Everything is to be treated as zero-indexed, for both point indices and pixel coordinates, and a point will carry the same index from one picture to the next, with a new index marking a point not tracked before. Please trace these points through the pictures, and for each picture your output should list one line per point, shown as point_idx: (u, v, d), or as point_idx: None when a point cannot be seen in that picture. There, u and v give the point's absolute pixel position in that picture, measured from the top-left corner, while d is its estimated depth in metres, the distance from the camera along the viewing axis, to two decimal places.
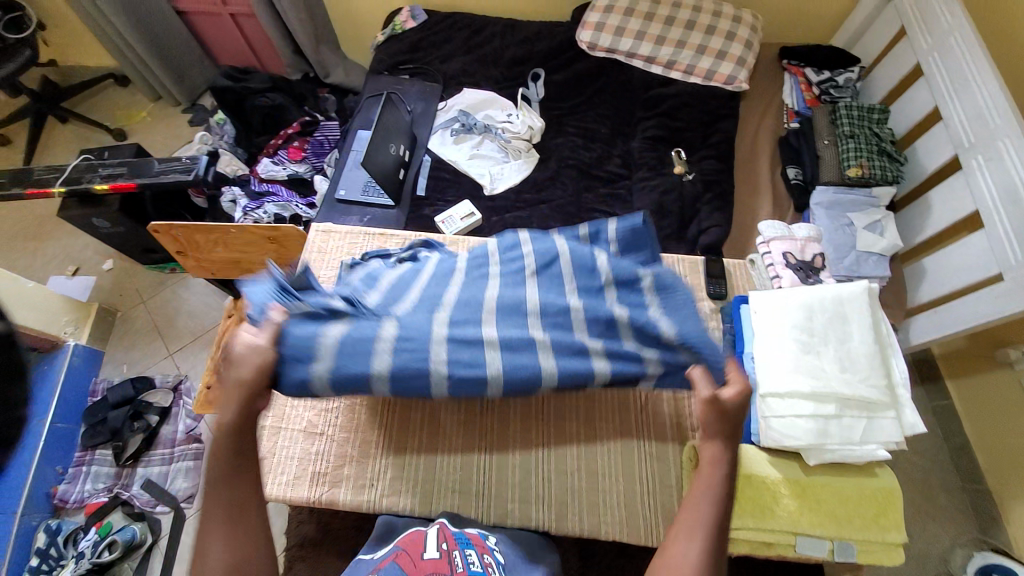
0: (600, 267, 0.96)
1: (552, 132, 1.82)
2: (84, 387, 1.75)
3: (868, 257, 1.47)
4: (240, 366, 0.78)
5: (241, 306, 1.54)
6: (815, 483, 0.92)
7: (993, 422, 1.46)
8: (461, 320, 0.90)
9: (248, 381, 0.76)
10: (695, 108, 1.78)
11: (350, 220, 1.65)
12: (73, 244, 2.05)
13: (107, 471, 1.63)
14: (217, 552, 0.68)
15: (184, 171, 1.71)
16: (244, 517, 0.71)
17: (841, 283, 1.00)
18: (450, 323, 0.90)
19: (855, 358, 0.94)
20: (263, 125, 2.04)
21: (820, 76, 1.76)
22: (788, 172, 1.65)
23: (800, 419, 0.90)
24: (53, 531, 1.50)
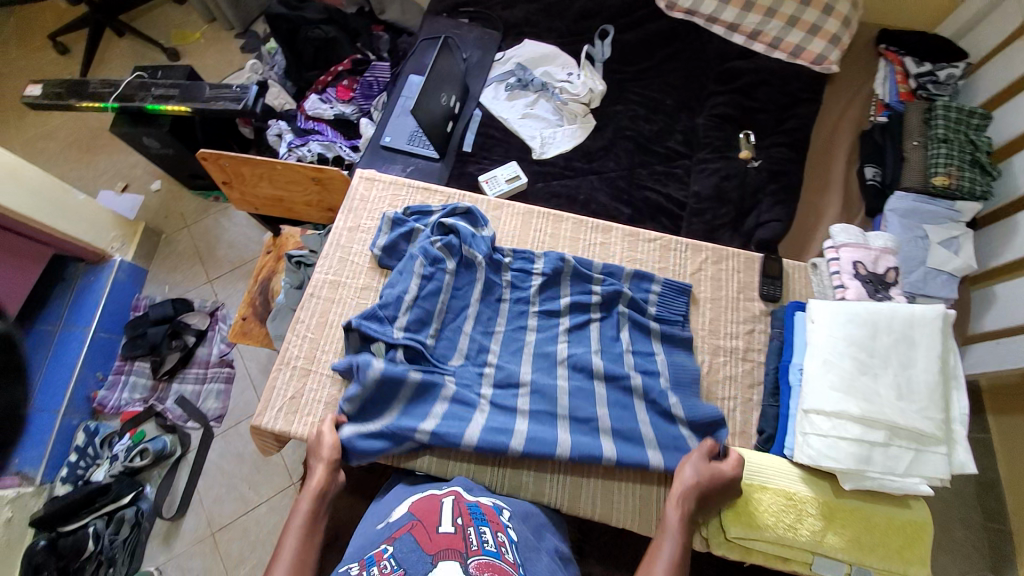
0: (623, 335, 1.07)
1: (612, 97, 1.71)
2: (127, 301, 1.82)
3: (937, 274, 1.35)
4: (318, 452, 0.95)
5: (283, 244, 1.53)
6: (844, 506, 0.88)
7: None
8: (507, 381, 1.02)
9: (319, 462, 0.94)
10: (775, 88, 1.63)
11: (393, 169, 1.60)
12: (125, 161, 2.09)
13: (144, 384, 1.72)
14: None
15: (234, 100, 1.68)
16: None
17: (912, 303, 0.92)
18: (493, 394, 1.01)
19: (914, 387, 0.87)
20: (314, 60, 1.97)
21: (920, 67, 1.56)
22: (863, 170, 1.50)
23: (844, 442, 0.85)
24: (91, 433, 1.62)
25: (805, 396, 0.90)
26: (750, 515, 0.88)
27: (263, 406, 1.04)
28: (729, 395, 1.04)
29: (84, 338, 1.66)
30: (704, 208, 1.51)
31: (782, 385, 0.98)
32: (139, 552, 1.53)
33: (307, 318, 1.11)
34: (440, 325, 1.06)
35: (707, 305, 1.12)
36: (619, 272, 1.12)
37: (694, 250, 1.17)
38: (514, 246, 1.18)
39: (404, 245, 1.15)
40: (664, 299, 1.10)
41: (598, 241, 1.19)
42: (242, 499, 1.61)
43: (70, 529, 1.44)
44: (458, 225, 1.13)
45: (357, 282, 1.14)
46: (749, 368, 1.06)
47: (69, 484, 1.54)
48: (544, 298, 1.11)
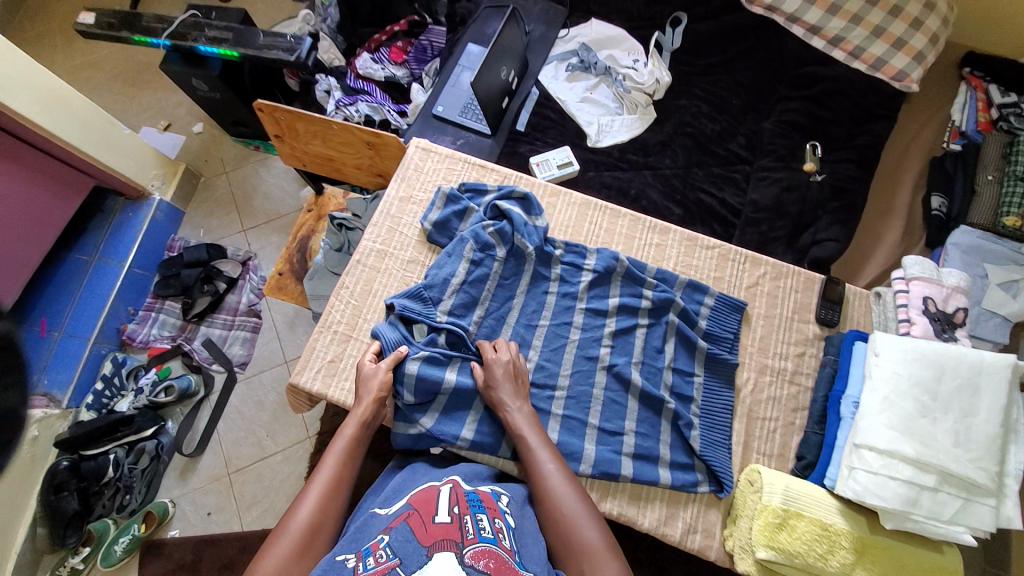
0: (667, 348, 1.04)
1: (676, 90, 1.64)
2: (163, 241, 1.82)
3: (990, 316, 1.27)
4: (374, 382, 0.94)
5: (324, 204, 1.53)
6: (877, 543, 0.87)
7: None
8: (545, 376, 1.01)
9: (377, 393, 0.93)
10: (850, 100, 1.54)
11: (443, 140, 1.56)
12: (169, 99, 2.06)
13: (173, 322, 1.74)
14: (307, 515, 0.80)
15: (287, 50, 1.64)
16: (337, 489, 0.85)
17: (985, 349, 0.89)
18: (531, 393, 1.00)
19: (973, 436, 0.85)
20: (370, 16, 1.95)
21: (1005, 97, 1.46)
22: (930, 199, 1.41)
23: (895, 484, 0.83)
24: (119, 364, 1.64)
25: (857, 429, 0.88)
26: (784, 541, 0.86)
27: (302, 365, 1.04)
28: (771, 416, 1.02)
29: (118, 272, 1.67)
30: (760, 218, 1.46)
31: (831, 415, 0.96)
32: (156, 483, 1.57)
33: (352, 284, 1.10)
34: (482, 316, 1.04)
35: (760, 321, 1.09)
36: (672, 279, 1.09)
37: (753, 263, 1.13)
38: (567, 238, 1.15)
39: (456, 222, 1.13)
40: (716, 312, 1.07)
41: (654, 242, 1.16)
42: (259, 445, 1.63)
43: (92, 454, 1.49)
44: (511, 211, 1.10)
45: (405, 254, 1.13)
46: (794, 392, 1.04)
47: (93, 411, 1.56)
48: (592, 296, 1.08)
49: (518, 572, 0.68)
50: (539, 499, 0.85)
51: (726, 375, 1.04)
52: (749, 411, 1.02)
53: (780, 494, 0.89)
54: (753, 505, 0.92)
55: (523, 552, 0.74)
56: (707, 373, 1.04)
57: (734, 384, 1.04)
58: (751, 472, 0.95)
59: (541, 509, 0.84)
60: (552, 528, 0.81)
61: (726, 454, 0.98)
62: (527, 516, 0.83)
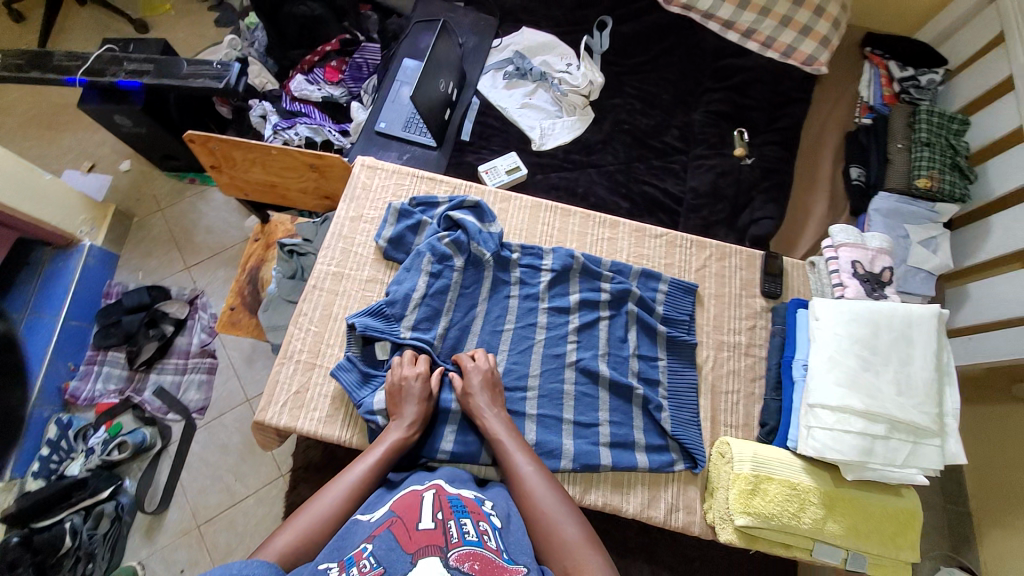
0: (630, 336, 1.08)
1: (611, 90, 1.71)
2: (98, 288, 1.71)
3: (916, 272, 1.40)
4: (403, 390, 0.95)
5: (272, 232, 1.47)
6: (843, 496, 0.93)
7: None
8: (516, 377, 1.03)
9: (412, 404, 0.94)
10: (768, 86, 1.66)
11: (389, 155, 1.55)
12: (89, 138, 1.94)
13: (119, 373, 1.63)
14: (327, 515, 0.80)
15: (215, 78, 1.59)
16: (357, 497, 0.84)
17: (911, 302, 0.98)
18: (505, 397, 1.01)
19: (911, 382, 0.93)
20: (299, 37, 1.87)
21: (904, 72, 1.60)
22: (849, 170, 1.54)
23: (848, 435, 0.89)
24: (64, 425, 1.52)
25: (809, 390, 0.94)
26: (759, 505, 0.91)
27: (266, 401, 1.00)
28: (733, 388, 1.08)
29: (53, 326, 1.55)
30: (701, 203, 1.55)
31: (785, 380, 1.03)
32: (120, 545, 1.46)
33: (311, 310, 1.08)
34: (447, 327, 1.05)
35: (712, 301, 1.15)
36: (627, 270, 1.13)
37: (699, 247, 1.19)
38: (522, 241, 1.17)
39: (411, 237, 1.12)
40: (671, 296, 1.12)
41: (606, 236, 1.20)
42: (229, 491, 1.55)
43: (44, 526, 1.37)
44: (465, 220, 1.10)
45: (362, 274, 1.11)
46: (751, 363, 1.10)
47: (41, 479, 1.44)
48: (553, 295, 1.10)
49: (505, 570, 0.69)
50: (520, 501, 0.86)
51: (688, 355, 1.09)
52: (712, 386, 1.08)
53: (750, 462, 0.94)
54: (727, 475, 0.97)
55: (511, 548, 0.75)
56: (670, 356, 1.09)
57: (695, 363, 1.09)
58: (722, 445, 1.00)
59: (522, 511, 0.84)
60: (534, 527, 0.82)
61: (696, 430, 1.03)
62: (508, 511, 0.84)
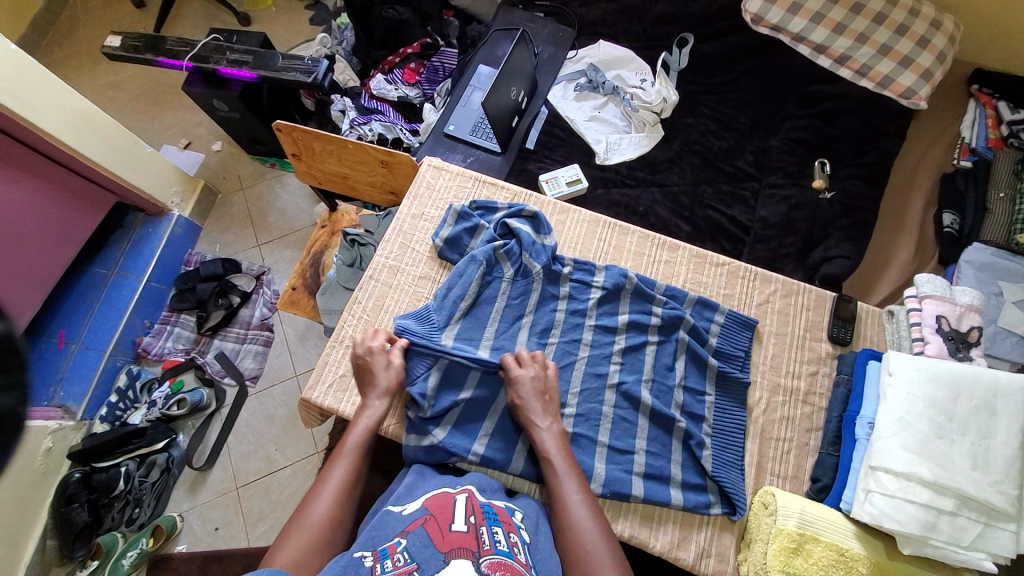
0: (678, 366, 1.04)
1: (684, 109, 1.66)
2: (180, 256, 1.87)
3: (1006, 335, 1.25)
4: (369, 368, 0.97)
5: (337, 220, 1.55)
6: (897, 570, 0.85)
7: None
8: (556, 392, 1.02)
9: (379, 382, 0.96)
10: (858, 117, 1.56)
11: (454, 157, 1.60)
12: (189, 118, 2.13)
13: (187, 336, 1.77)
14: (326, 511, 0.83)
15: (304, 73, 1.69)
16: (352, 487, 0.88)
17: (1000, 369, 0.88)
18: None
19: (991, 458, 0.84)
20: (384, 39, 1.96)
21: (1014, 115, 1.45)
22: (941, 216, 1.41)
23: (911, 505, 0.82)
24: (133, 376, 1.67)
25: (872, 450, 0.87)
26: (800, 566, 0.85)
27: (314, 380, 1.05)
28: (784, 436, 1.01)
29: (136, 286, 1.71)
30: (769, 234, 1.47)
31: (845, 436, 0.96)
32: (166, 496, 1.58)
33: (364, 300, 1.12)
34: (494, 331, 1.06)
35: (771, 339, 1.09)
36: (682, 296, 1.10)
37: (763, 281, 1.13)
38: (576, 255, 1.16)
39: (467, 239, 1.14)
40: (726, 329, 1.07)
41: (663, 259, 1.17)
42: (268, 458, 1.64)
43: (103, 467, 1.51)
44: (521, 229, 1.11)
45: (417, 270, 1.14)
46: (807, 412, 1.03)
47: (107, 424, 1.58)
48: (601, 313, 1.09)
49: None
50: (559, 523, 0.84)
51: (738, 394, 1.04)
52: (761, 431, 1.02)
53: (797, 518, 0.88)
54: (767, 527, 0.91)
55: (538, 567, 0.74)
56: (718, 393, 1.04)
57: (745, 404, 1.03)
58: (765, 494, 0.94)
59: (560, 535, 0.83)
60: (570, 554, 0.80)
61: (738, 475, 0.97)
62: (540, 529, 0.83)
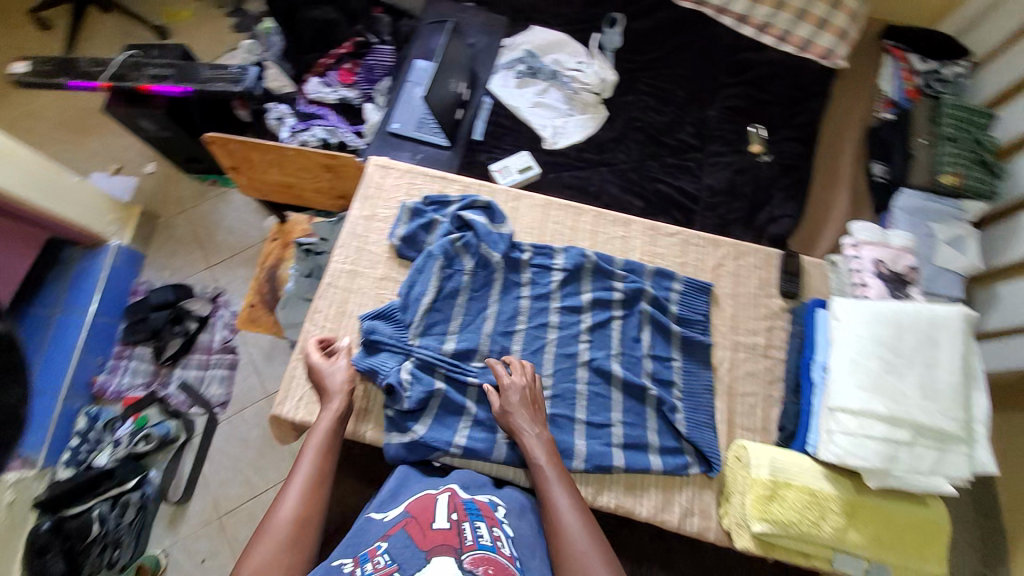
0: (644, 336, 1.06)
1: (623, 87, 1.69)
2: (126, 286, 1.77)
3: (944, 272, 1.35)
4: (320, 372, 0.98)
5: (289, 231, 1.48)
6: (866, 504, 0.90)
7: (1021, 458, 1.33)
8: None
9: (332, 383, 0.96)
10: (785, 81, 1.63)
11: (402, 155, 1.56)
12: (117, 142, 2.01)
13: (146, 368, 1.67)
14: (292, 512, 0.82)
15: (232, 82, 1.63)
16: (318, 486, 0.86)
17: (936, 303, 0.94)
18: None
19: (936, 385, 0.89)
20: (314, 41, 1.90)
21: (925, 66, 1.58)
22: (871, 167, 1.51)
23: (870, 439, 0.86)
24: (93, 417, 1.57)
25: (830, 393, 0.91)
26: (777, 512, 0.88)
27: (282, 396, 1.02)
28: (749, 390, 1.05)
29: (83, 322, 1.60)
30: (717, 201, 1.52)
31: (804, 382, 1.00)
32: (145, 533, 1.51)
33: (325, 308, 1.09)
34: (461, 323, 1.05)
35: (728, 300, 1.12)
36: (640, 269, 1.12)
37: (714, 246, 1.17)
38: (534, 241, 1.16)
39: (423, 235, 1.12)
40: (686, 296, 1.10)
41: (618, 235, 1.19)
42: (248, 484, 1.59)
43: (75, 512, 1.38)
44: (475, 220, 1.10)
45: (376, 272, 1.12)
46: (768, 365, 1.07)
47: (72, 468, 1.50)
48: (564, 294, 1.09)
49: None
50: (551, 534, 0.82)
51: (702, 356, 1.07)
52: (728, 388, 1.05)
53: (768, 466, 0.91)
54: (743, 479, 0.94)
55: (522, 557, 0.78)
56: (684, 356, 1.07)
57: (710, 364, 1.07)
58: (738, 448, 0.97)
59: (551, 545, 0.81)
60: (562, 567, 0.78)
61: (711, 433, 1.01)
62: (524, 520, 0.85)
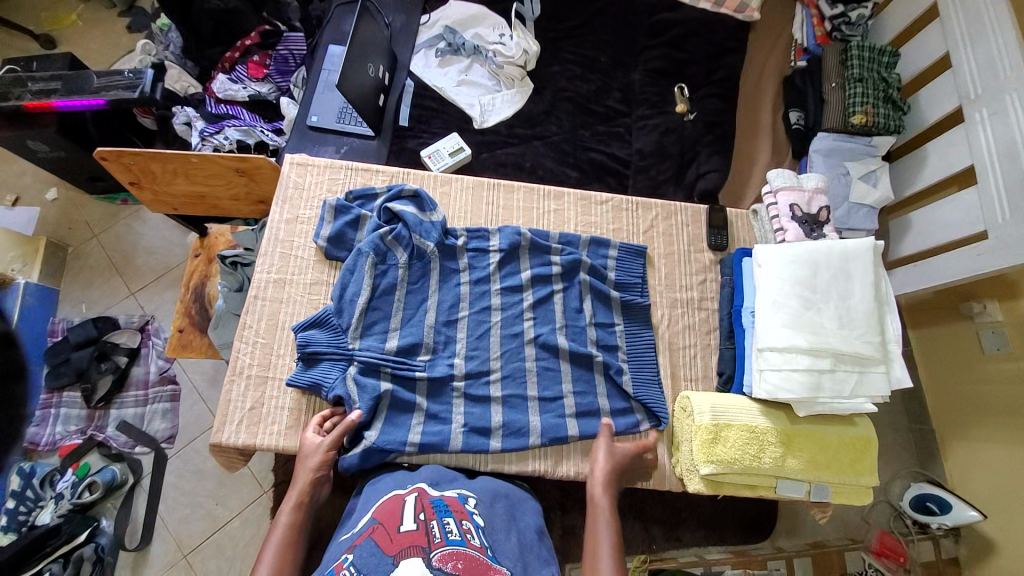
0: (586, 306, 1.08)
1: (547, 58, 1.67)
2: (41, 328, 1.63)
3: (859, 208, 1.44)
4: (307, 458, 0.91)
5: (212, 245, 1.43)
6: (800, 432, 0.96)
7: (942, 369, 1.45)
8: (476, 361, 1.02)
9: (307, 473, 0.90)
10: (703, 38, 1.66)
11: (326, 151, 1.49)
12: (10, 170, 1.82)
13: (78, 414, 1.56)
14: None
15: (128, 88, 1.49)
16: None
17: (848, 238, 0.99)
18: (467, 383, 1.00)
19: (853, 315, 0.95)
20: (216, 34, 1.76)
21: (833, 9, 1.58)
22: (789, 116, 1.56)
23: (796, 373, 0.92)
24: (27, 475, 1.46)
25: (759, 335, 0.97)
26: (721, 452, 0.94)
27: (220, 421, 0.97)
28: (689, 342, 1.10)
29: None
30: (648, 163, 1.55)
31: (737, 328, 1.06)
32: None
33: (255, 323, 1.04)
34: (401, 319, 1.03)
35: (662, 260, 1.16)
36: (576, 240, 1.13)
37: (644, 208, 1.20)
38: (468, 225, 1.14)
39: (352, 233, 1.09)
40: (622, 261, 1.13)
41: (552, 208, 1.19)
42: (211, 515, 1.53)
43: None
44: (404, 211, 1.07)
45: (306, 277, 1.08)
46: (704, 316, 1.13)
47: (11, 532, 1.40)
48: (504, 275, 1.09)
49: (489, 567, 0.68)
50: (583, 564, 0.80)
51: (643, 317, 1.10)
52: (670, 343, 1.10)
53: (710, 412, 0.96)
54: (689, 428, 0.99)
55: (495, 547, 0.74)
56: (627, 319, 1.10)
57: (651, 324, 1.10)
58: (683, 400, 1.02)
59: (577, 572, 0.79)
60: None
61: (657, 389, 1.05)
62: (495, 511, 0.84)
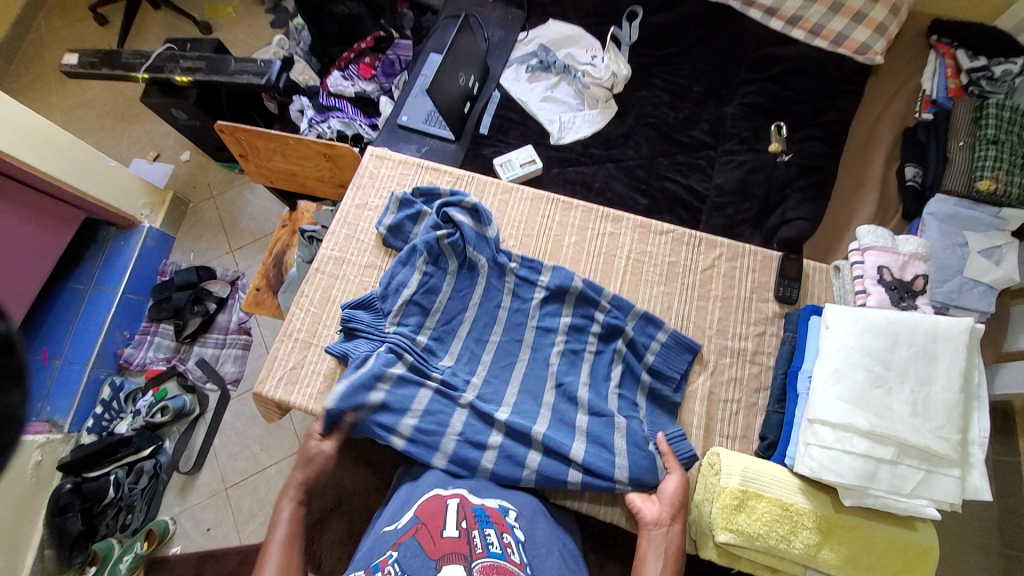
0: (614, 375, 1.02)
1: (637, 82, 1.65)
2: (155, 266, 1.87)
3: (973, 286, 1.23)
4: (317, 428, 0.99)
5: (297, 219, 1.54)
6: (842, 523, 0.85)
7: None
8: (492, 393, 1.00)
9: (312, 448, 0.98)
10: (812, 77, 1.54)
11: (408, 148, 1.57)
12: (157, 131, 2.13)
13: (168, 344, 1.77)
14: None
15: (257, 75, 1.69)
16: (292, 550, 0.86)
17: (943, 314, 0.87)
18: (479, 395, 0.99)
19: (930, 404, 0.83)
20: (337, 36, 1.91)
21: (974, 62, 1.42)
22: (903, 169, 1.39)
23: (850, 457, 0.81)
24: (116, 387, 1.67)
25: (812, 405, 0.86)
26: (743, 522, 0.85)
27: (264, 374, 1.05)
28: (732, 397, 1.02)
29: (112, 299, 1.72)
30: (725, 201, 1.46)
31: (789, 391, 0.96)
32: (157, 500, 1.59)
33: (312, 292, 1.12)
34: (440, 317, 1.06)
35: (718, 303, 1.09)
36: (626, 308, 1.06)
37: (708, 246, 1.14)
38: (519, 251, 1.15)
39: (409, 225, 1.14)
40: (665, 347, 1.04)
41: (606, 232, 1.17)
42: (253, 459, 1.65)
43: (93, 476, 1.51)
44: (462, 221, 1.09)
45: (362, 259, 1.15)
46: (755, 372, 1.04)
47: (94, 434, 1.60)
48: (543, 314, 1.07)
49: None
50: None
51: (683, 362, 1.04)
52: (708, 394, 1.02)
53: (739, 476, 0.88)
54: (710, 487, 0.91)
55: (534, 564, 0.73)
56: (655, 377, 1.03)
57: (691, 365, 1.05)
58: (711, 455, 0.93)
59: None
60: None
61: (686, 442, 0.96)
62: (536, 527, 0.83)
